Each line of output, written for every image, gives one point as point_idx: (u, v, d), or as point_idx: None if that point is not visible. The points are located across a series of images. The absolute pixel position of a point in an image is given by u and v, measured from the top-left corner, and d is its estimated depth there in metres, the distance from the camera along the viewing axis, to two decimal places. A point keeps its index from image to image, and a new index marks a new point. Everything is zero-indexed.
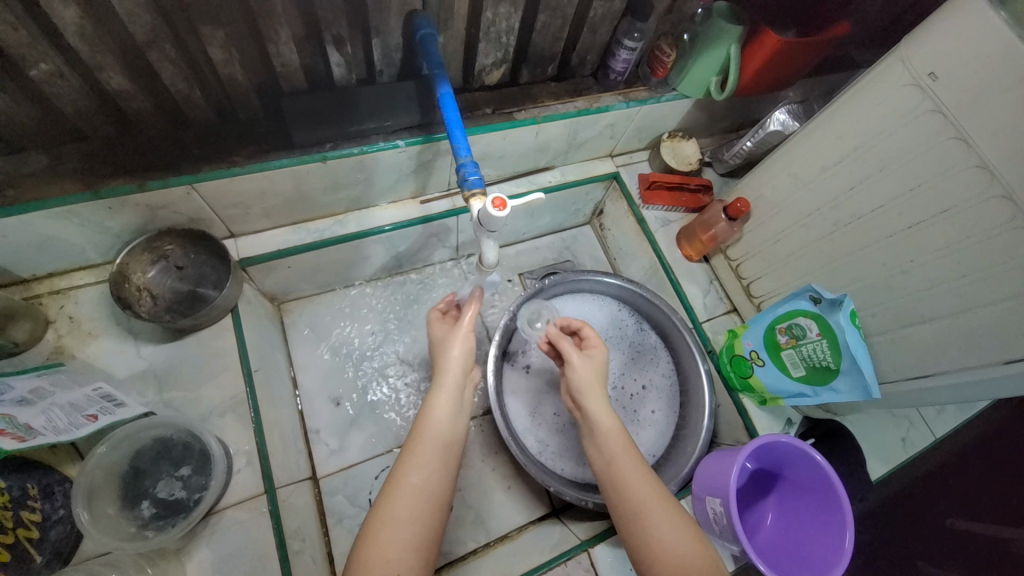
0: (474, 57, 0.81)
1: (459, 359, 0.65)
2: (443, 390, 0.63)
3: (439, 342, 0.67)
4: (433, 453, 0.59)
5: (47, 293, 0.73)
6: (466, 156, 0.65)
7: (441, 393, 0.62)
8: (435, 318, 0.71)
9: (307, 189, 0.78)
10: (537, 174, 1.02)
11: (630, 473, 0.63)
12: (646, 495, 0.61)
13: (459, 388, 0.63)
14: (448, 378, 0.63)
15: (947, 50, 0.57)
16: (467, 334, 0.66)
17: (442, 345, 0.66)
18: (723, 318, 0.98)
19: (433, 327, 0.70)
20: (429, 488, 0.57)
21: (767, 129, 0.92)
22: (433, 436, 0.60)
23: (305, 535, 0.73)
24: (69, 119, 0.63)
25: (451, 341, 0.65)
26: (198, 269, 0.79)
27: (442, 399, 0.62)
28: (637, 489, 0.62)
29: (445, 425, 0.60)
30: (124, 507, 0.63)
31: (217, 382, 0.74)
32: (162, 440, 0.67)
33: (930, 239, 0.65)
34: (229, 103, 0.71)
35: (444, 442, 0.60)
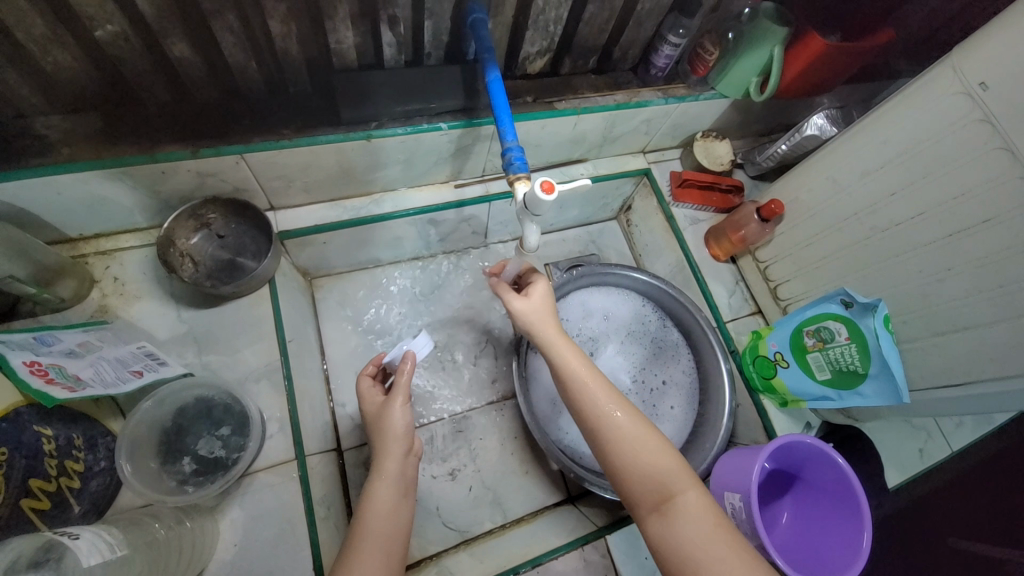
0: (520, 45, 0.81)
1: (399, 425, 0.68)
2: (389, 454, 0.66)
3: (377, 425, 0.70)
4: (384, 509, 0.62)
5: (94, 253, 0.75)
6: (511, 140, 0.66)
7: (387, 458, 0.66)
8: (365, 384, 0.74)
9: (349, 167, 0.80)
10: (570, 165, 1.03)
11: (628, 435, 0.60)
12: (650, 457, 0.58)
13: (400, 447, 0.67)
14: (391, 441, 0.67)
15: (1002, 59, 0.57)
16: (403, 399, 0.69)
17: (378, 414, 0.70)
18: (747, 319, 0.98)
19: (364, 394, 0.73)
20: (384, 541, 0.60)
21: (804, 133, 0.91)
22: (382, 493, 0.63)
23: (329, 503, 0.75)
24: (129, 83, 0.65)
25: (388, 419, 0.69)
26: (238, 239, 0.81)
27: (390, 463, 0.66)
28: (633, 453, 0.59)
29: (390, 509, 0.62)
30: (166, 462, 0.65)
31: (252, 349, 0.76)
32: (202, 400, 0.69)
33: (969, 249, 0.65)
34: (281, 77, 0.72)
35: (394, 497, 0.64)
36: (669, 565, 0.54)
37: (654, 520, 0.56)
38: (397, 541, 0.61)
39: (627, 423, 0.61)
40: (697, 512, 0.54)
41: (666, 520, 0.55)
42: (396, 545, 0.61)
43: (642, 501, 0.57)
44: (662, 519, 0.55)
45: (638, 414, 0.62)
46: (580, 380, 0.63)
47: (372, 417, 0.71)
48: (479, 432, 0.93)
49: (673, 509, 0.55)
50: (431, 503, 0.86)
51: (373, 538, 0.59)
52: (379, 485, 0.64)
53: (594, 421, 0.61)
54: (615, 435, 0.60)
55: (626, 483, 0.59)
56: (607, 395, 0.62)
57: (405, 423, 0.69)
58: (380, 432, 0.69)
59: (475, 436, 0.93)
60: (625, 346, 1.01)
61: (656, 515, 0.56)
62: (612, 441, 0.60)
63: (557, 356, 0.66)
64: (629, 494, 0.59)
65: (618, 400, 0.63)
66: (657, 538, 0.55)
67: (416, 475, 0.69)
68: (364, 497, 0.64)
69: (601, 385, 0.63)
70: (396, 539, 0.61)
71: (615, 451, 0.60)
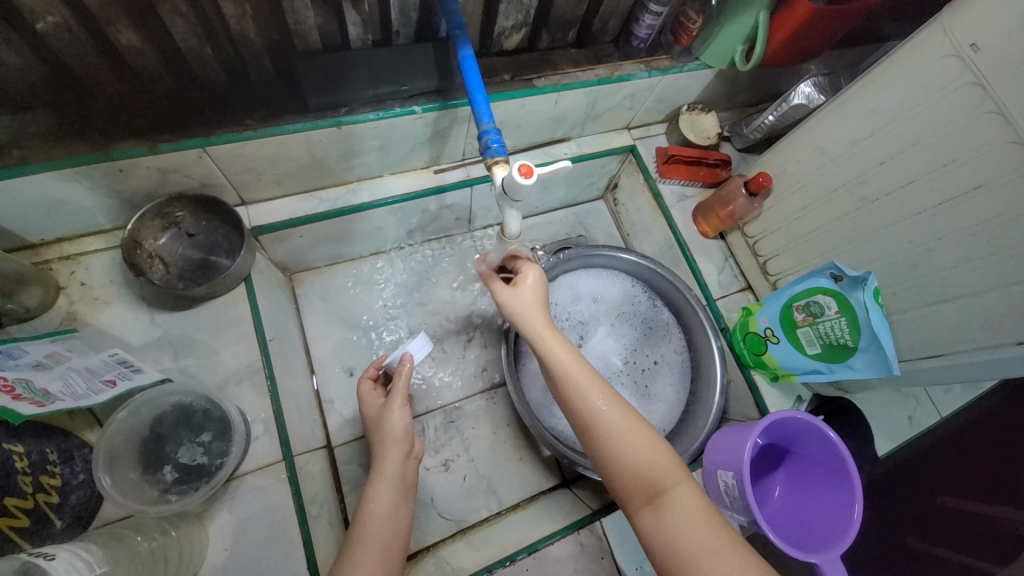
0: (494, 19, 0.77)
1: (398, 427, 0.69)
2: (389, 455, 0.67)
3: (379, 424, 0.71)
4: (384, 509, 0.63)
5: (57, 259, 0.71)
6: (488, 122, 0.63)
7: (387, 460, 0.67)
8: (366, 388, 0.75)
9: (321, 157, 0.76)
10: (553, 145, 1.00)
11: (620, 430, 0.59)
12: (642, 451, 0.58)
13: (400, 449, 0.68)
14: (390, 441, 0.68)
15: (992, 18, 0.55)
16: (402, 401, 0.71)
17: (378, 417, 0.71)
18: (737, 296, 0.98)
19: (365, 399, 0.74)
20: (385, 541, 0.60)
21: (790, 103, 0.89)
22: (382, 492, 0.64)
23: (322, 501, 0.74)
24: (77, 76, 0.61)
25: (389, 418, 0.70)
26: (210, 237, 0.78)
27: (390, 464, 0.67)
28: (626, 445, 0.58)
29: (389, 512, 0.63)
30: (147, 471, 0.63)
31: (232, 350, 0.74)
32: (181, 406, 0.67)
33: (957, 218, 0.63)
34: (241, 63, 0.68)
35: (393, 498, 0.64)
36: (660, 556, 0.53)
37: (646, 512, 0.55)
38: (398, 541, 0.62)
39: (619, 418, 0.59)
40: (688, 505, 0.54)
41: (658, 513, 0.54)
42: (397, 545, 0.61)
43: (634, 494, 0.57)
44: (654, 512, 0.55)
45: (629, 409, 0.61)
46: (572, 376, 0.62)
47: (373, 420, 0.72)
48: (471, 421, 0.92)
49: (664, 502, 0.55)
50: (426, 494, 0.85)
51: (374, 540, 0.59)
52: (378, 486, 0.65)
53: (584, 415, 0.60)
54: (606, 427, 0.59)
55: (616, 476, 0.58)
56: (598, 388, 0.61)
57: (405, 427, 0.70)
58: (380, 430, 0.70)
59: (467, 425, 0.92)
60: (616, 328, 1.00)
61: (647, 508, 0.55)
62: (604, 434, 0.59)
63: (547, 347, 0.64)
64: (620, 486, 0.58)
65: (609, 392, 0.61)
66: (649, 532, 0.55)
67: (416, 477, 0.69)
68: (363, 499, 0.64)
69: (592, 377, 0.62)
70: (397, 537, 0.61)
71: (607, 446, 0.59)
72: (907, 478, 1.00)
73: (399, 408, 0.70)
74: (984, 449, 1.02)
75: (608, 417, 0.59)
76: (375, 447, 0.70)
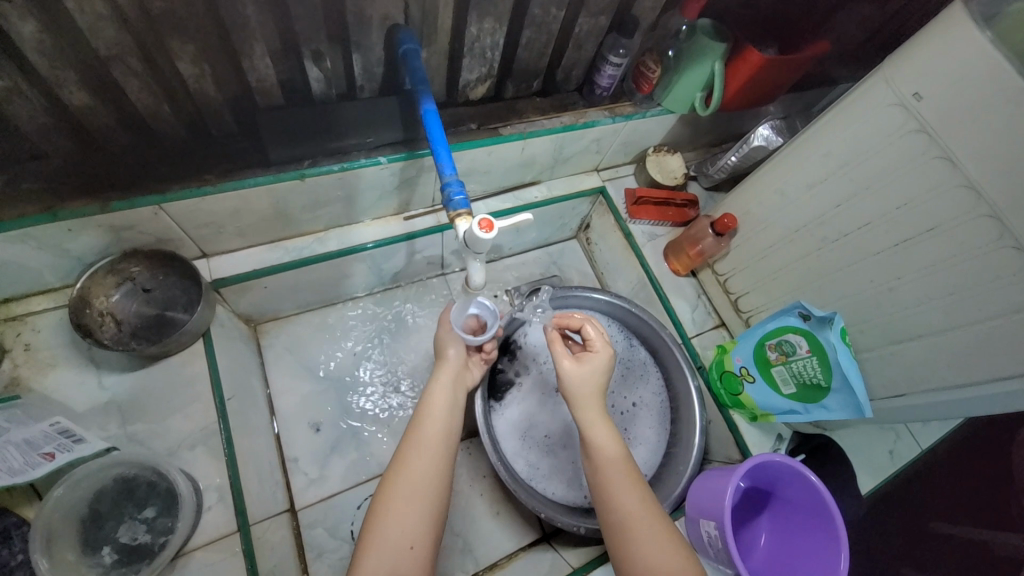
0: (458, 72, 0.79)
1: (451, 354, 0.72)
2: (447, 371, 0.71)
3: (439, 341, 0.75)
4: (442, 406, 0.67)
5: (0, 321, 0.68)
6: (450, 174, 0.63)
7: (440, 378, 0.70)
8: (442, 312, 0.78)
9: (284, 208, 0.75)
10: (523, 188, 1.01)
11: (653, 531, 0.59)
12: (660, 548, 0.58)
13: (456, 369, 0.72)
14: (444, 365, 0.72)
15: (932, 70, 0.57)
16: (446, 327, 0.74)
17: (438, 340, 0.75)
18: (712, 333, 0.97)
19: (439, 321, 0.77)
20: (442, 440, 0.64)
21: (751, 144, 0.92)
22: (440, 392, 0.68)
23: (281, 573, 0.69)
24: (25, 136, 0.59)
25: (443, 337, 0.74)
26: (165, 291, 0.75)
27: (441, 378, 0.70)
28: (644, 536, 0.58)
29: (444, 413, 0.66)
30: (86, 552, 0.59)
31: (186, 413, 0.70)
32: (125, 478, 0.63)
33: (918, 257, 0.64)
34: (201, 118, 0.67)
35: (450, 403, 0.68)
36: None
37: None
38: (452, 443, 0.65)
39: (641, 509, 0.61)
40: None
41: None
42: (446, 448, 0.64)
43: None
44: None
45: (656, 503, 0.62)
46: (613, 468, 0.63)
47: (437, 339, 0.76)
48: None
49: None
50: None
51: (429, 440, 0.63)
52: (437, 389, 0.69)
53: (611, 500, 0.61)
54: (628, 517, 0.60)
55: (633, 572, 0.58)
56: (627, 477, 0.63)
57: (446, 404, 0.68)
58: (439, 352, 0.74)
59: None
60: None
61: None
62: (623, 520, 0.60)
63: (587, 427, 0.66)
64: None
65: (639, 484, 0.63)
66: None
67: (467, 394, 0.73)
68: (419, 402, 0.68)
69: (625, 463, 0.64)
70: (451, 443, 0.65)
71: (626, 535, 0.59)
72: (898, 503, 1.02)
73: (438, 385, 0.69)
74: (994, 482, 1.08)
75: (634, 509, 0.60)
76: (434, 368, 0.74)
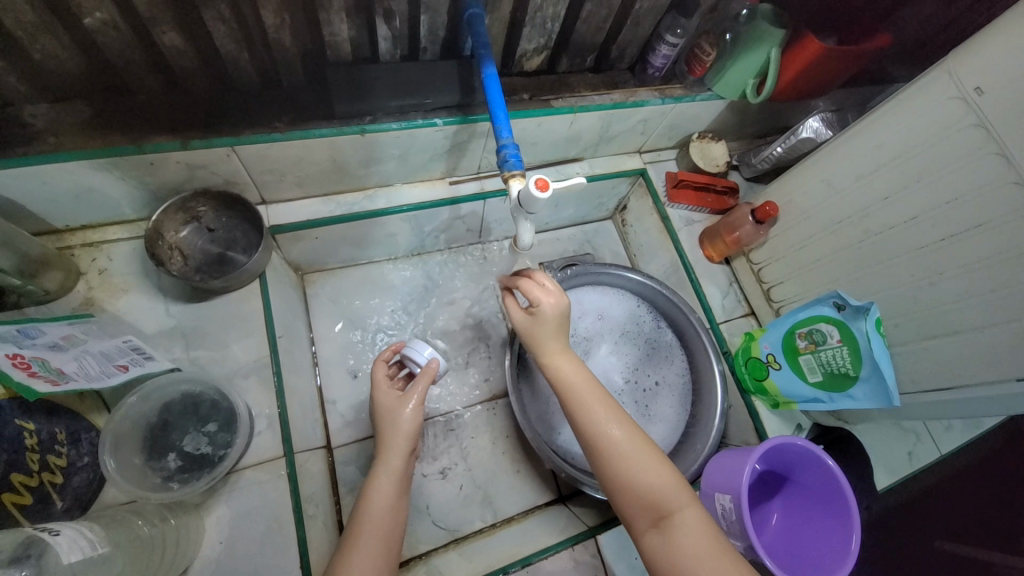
0: (517, 41, 0.81)
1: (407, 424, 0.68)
2: (396, 450, 0.66)
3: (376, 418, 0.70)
4: (386, 501, 0.62)
5: (79, 245, 0.73)
6: (507, 137, 0.65)
7: (392, 454, 0.66)
8: (380, 373, 0.73)
9: (342, 162, 0.79)
10: (566, 164, 1.03)
11: (627, 451, 0.60)
12: (649, 477, 0.59)
13: (406, 445, 0.67)
14: (399, 437, 0.67)
15: (997, 65, 0.57)
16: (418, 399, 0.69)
17: (390, 414, 0.68)
18: (740, 321, 0.99)
19: (378, 387, 0.72)
20: (385, 535, 0.59)
21: (799, 135, 0.91)
22: (383, 485, 0.63)
23: (318, 500, 0.74)
24: (118, 72, 0.64)
25: (390, 412, 0.68)
26: (228, 233, 0.80)
27: (394, 459, 0.65)
28: (631, 464, 0.60)
29: (390, 505, 0.62)
30: (150, 458, 0.64)
31: (242, 345, 0.75)
32: (191, 395, 0.68)
33: (962, 253, 0.65)
34: (274, 69, 0.71)
35: (395, 491, 0.63)
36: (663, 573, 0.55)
37: (651, 534, 0.57)
38: (397, 534, 0.61)
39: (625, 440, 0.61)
40: (693, 526, 0.55)
41: (662, 534, 0.56)
42: (395, 537, 0.60)
43: (639, 516, 0.58)
44: (660, 533, 0.56)
45: (637, 431, 0.63)
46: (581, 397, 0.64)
47: (383, 411, 0.69)
48: (471, 430, 0.93)
49: (670, 526, 0.56)
50: (420, 502, 0.85)
51: (371, 536, 0.58)
52: (381, 479, 0.63)
53: (597, 441, 0.62)
54: (611, 450, 0.61)
55: (622, 498, 0.60)
56: (609, 412, 0.63)
57: (389, 496, 0.62)
58: (389, 426, 0.68)
59: (467, 434, 0.92)
60: (619, 347, 1.01)
61: (654, 531, 0.56)
62: (609, 454, 0.61)
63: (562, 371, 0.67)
64: (625, 508, 0.60)
65: (618, 414, 0.63)
66: (654, 552, 0.56)
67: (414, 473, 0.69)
68: (363, 489, 0.63)
69: (599, 396, 0.64)
70: (395, 531, 0.61)
71: (613, 468, 0.60)
72: (917, 514, 1.02)
73: (385, 472, 0.64)
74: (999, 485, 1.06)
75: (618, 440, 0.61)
76: (380, 438, 0.68)
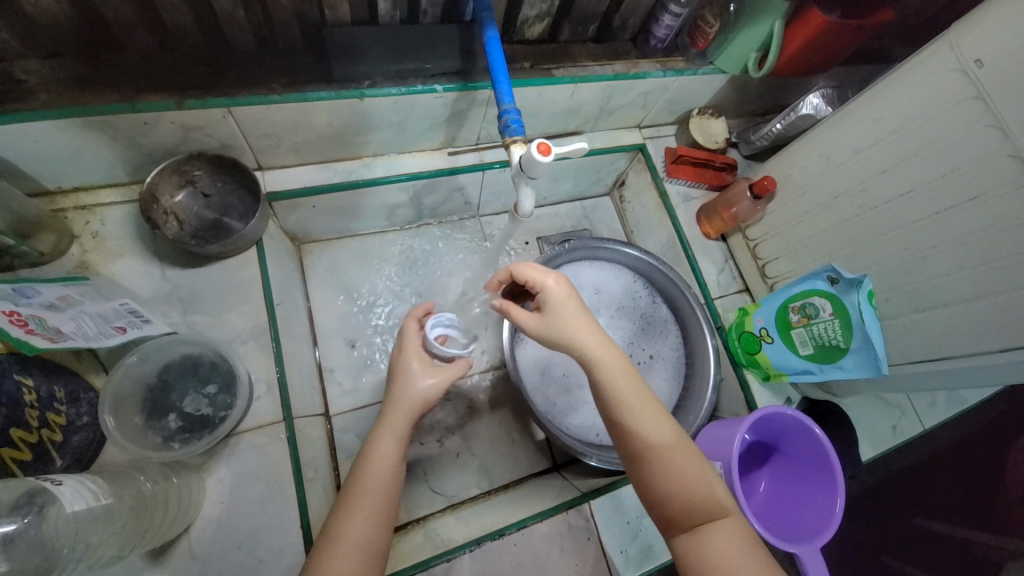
0: (519, 7, 0.79)
1: (420, 390, 0.65)
2: (400, 408, 0.63)
3: (392, 374, 0.67)
4: (386, 460, 0.60)
5: (72, 208, 0.72)
6: (508, 103, 0.65)
7: (396, 411, 0.63)
8: (411, 327, 0.70)
9: (340, 128, 0.78)
10: (566, 137, 1.02)
11: (666, 452, 0.56)
12: (688, 481, 0.54)
13: (412, 405, 0.64)
14: (406, 398, 0.64)
15: (999, 36, 0.58)
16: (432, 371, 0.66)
17: (404, 375, 0.66)
18: (735, 297, 1.00)
19: (406, 338, 0.69)
20: (383, 493, 0.58)
21: (799, 112, 0.91)
22: (386, 443, 0.61)
23: (317, 465, 0.75)
24: (109, 26, 0.62)
25: (406, 371, 0.66)
26: (224, 198, 0.79)
27: (397, 415, 0.63)
28: (670, 467, 0.55)
29: (389, 465, 0.60)
30: (151, 418, 0.64)
31: (240, 311, 0.75)
32: (189, 356, 0.69)
33: (956, 226, 0.66)
34: (270, 29, 0.69)
35: (397, 450, 0.61)
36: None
37: (686, 537, 0.54)
38: (396, 491, 0.60)
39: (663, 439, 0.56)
40: (733, 535, 0.52)
41: (699, 540, 0.53)
42: (393, 495, 0.59)
43: (673, 519, 0.55)
44: (696, 538, 0.53)
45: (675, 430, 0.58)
46: (628, 398, 0.57)
47: (399, 370, 0.66)
48: (468, 400, 0.94)
49: (707, 532, 0.53)
50: (418, 469, 0.87)
51: (367, 495, 0.57)
52: (383, 436, 0.62)
53: (630, 439, 0.57)
54: (647, 450, 0.56)
55: (655, 499, 0.56)
56: (646, 409, 0.57)
57: (391, 457, 0.61)
58: (401, 384, 0.66)
59: (464, 404, 0.93)
60: (616, 321, 1.01)
61: (688, 535, 0.54)
62: (644, 455, 0.56)
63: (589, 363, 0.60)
64: (657, 509, 0.56)
65: (655, 412, 0.58)
66: (686, 556, 0.53)
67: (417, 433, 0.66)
68: (363, 447, 0.62)
69: (634, 391, 0.58)
70: (394, 491, 0.60)
71: (648, 469, 0.56)
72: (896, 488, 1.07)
73: (388, 430, 0.62)
74: (982, 470, 1.09)
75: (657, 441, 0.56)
76: (389, 393, 0.66)
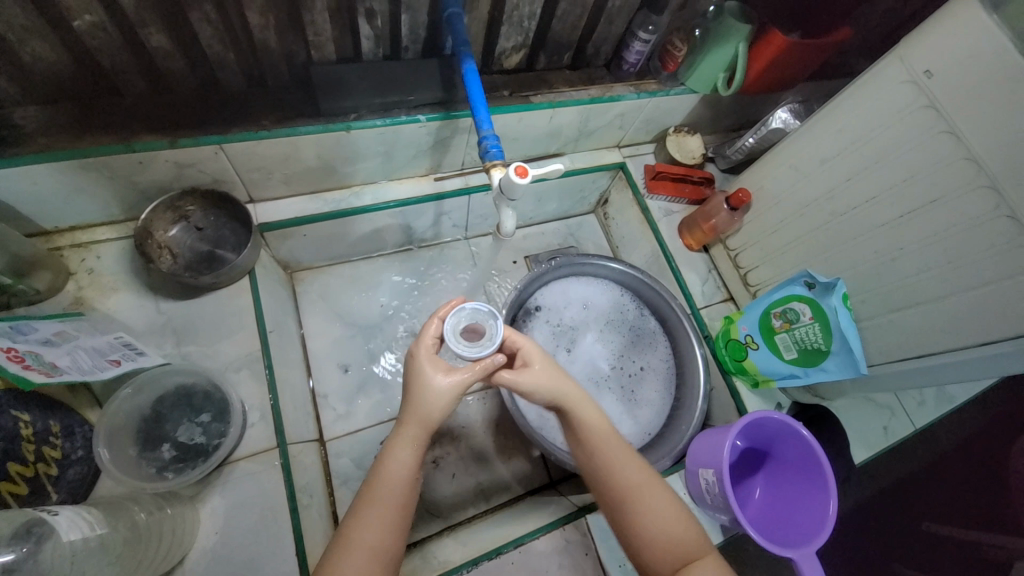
0: (496, 39, 0.84)
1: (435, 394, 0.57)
2: (413, 415, 0.57)
3: (406, 374, 0.60)
4: (401, 471, 0.56)
5: (68, 246, 0.74)
6: (488, 129, 0.68)
7: (409, 418, 0.58)
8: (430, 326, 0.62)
9: (328, 159, 0.81)
10: (548, 159, 1.06)
11: (647, 496, 0.59)
12: (670, 527, 0.57)
13: (425, 413, 0.57)
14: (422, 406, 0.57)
15: (942, 50, 0.62)
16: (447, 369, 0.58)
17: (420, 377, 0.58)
18: (720, 306, 1.02)
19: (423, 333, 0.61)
20: (398, 505, 0.55)
21: (769, 126, 0.96)
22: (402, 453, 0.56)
23: (312, 491, 0.75)
24: (105, 73, 0.65)
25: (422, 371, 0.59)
26: (217, 231, 0.82)
27: (411, 425, 0.57)
28: (651, 512, 0.58)
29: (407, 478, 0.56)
30: (145, 449, 0.65)
31: (233, 340, 0.76)
32: (184, 387, 0.70)
33: (921, 228, 0.69)
34: (259, 69, 0.73)
35: (412, 459, 0.57)
36: None
37: None
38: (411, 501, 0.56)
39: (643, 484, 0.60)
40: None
41: None
42: (409, 504, 0.56)
43: (657, 563, 0.57)
44: None
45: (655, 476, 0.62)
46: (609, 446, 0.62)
47: (416, 370, 0.59)
48: (462, 420, 0.94)
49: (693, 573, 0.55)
50: None
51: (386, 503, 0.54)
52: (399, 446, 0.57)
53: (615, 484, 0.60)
54: (627, 493, 0.60)
55: (640, 544, 0.58)
56: (627, 456, 0.62)
57: (407, 468, 0.56)
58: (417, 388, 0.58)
59: (459, 423, 0.94)
60: (605, 335, 1.04)
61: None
62: (627, 497, 0.59)
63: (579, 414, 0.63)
64: (641, 555, 0.58)
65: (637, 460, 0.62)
66: None
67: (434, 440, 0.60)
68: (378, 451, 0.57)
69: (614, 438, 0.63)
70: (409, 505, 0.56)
71: (630, 512, 0.59)
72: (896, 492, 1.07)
73: (403, 440, 0.57)
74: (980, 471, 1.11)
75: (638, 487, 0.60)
76: (405, 396, 0.59)
